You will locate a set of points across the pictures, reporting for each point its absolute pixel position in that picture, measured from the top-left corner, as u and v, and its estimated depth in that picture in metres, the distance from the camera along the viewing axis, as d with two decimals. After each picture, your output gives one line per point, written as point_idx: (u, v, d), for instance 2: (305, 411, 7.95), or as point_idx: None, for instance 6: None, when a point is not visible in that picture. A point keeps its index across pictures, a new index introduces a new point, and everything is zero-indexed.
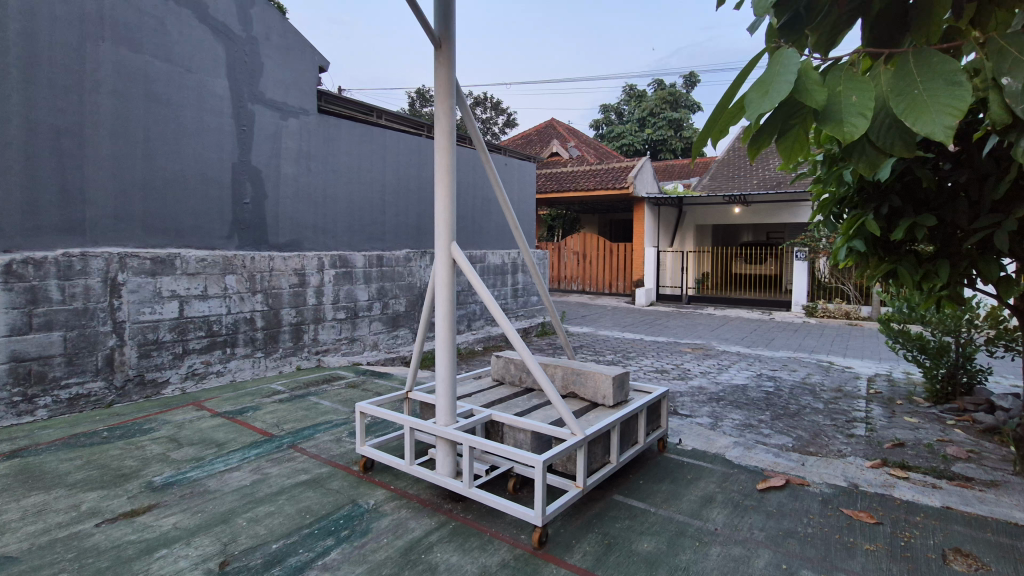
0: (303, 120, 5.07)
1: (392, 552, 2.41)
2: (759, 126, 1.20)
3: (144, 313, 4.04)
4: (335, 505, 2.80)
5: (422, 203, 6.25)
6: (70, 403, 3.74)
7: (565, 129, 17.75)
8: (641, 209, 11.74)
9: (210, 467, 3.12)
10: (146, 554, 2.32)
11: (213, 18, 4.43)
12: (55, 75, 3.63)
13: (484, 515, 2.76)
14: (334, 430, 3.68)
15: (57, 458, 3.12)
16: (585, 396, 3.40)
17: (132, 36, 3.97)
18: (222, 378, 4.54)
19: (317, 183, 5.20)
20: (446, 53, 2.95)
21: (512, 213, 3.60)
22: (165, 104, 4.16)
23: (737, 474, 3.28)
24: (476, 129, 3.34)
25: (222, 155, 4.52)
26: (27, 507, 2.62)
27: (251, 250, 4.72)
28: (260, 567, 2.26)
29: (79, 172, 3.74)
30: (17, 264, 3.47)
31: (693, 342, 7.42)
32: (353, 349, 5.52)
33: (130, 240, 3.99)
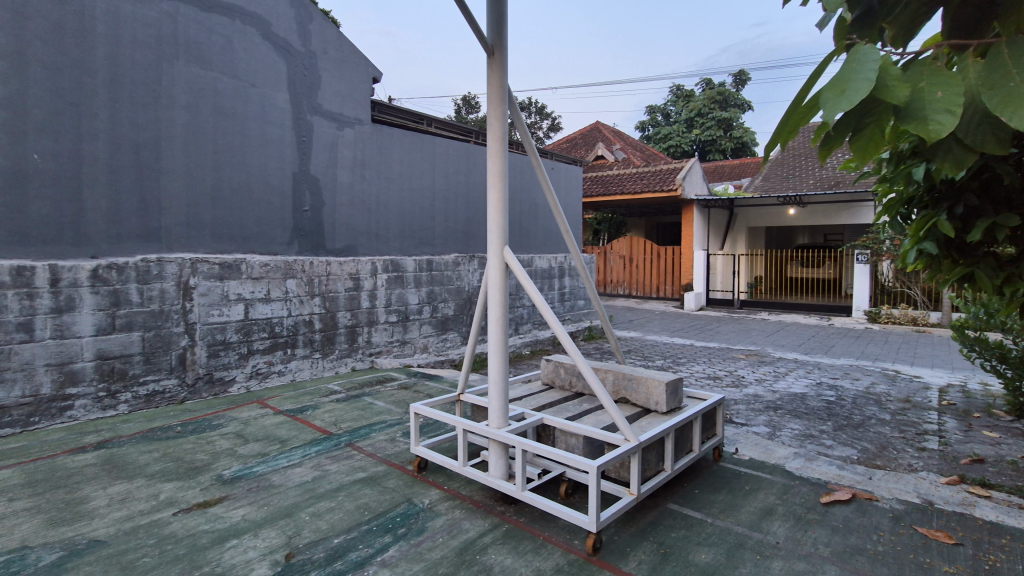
0: (358, 130, 5.26)
1: (447, 551, 2.45)
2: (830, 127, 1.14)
3: (214, 315, 4.28)
4: (391, 503, 2.87)
5: (470, 209, 6.34)
6: (148, 399, 4.00)
7: (610, 131, 17.60)
8: (690, 211, 11.47)
9: (275, 462, 3.27)
10: (219, 544, 2.46)
11: (275, 35, 4.67)
12: (138, 95, 3.92)
13: (537, 518, 2.76)
14: (388, 430, 3.78)
15: (137, 449, 3.35)
16: (638, 402, 3.35)
17: (203, 55, 4.24)
18: (283, 377, 4.75)
19: (370, 190, 5.36)
20: (499, 60, 2.99)
21: (564, 216, 3.59)
22: (232, 118, 4.41)
23: (799, 486, 3.15)
24: (527, 134, 3.36)
25: (284, 164, 4.74)
26: (113, 495, 2.83)
27: (310, 255, 4.92)
28: (323, 560, 2.35)
29: (157, 184, 4.01)
30: (103, 269, 3.75)
31: (747, 348, 7.17)
32: (404, 352, 5.65)
33: (200, 246, 4.26)
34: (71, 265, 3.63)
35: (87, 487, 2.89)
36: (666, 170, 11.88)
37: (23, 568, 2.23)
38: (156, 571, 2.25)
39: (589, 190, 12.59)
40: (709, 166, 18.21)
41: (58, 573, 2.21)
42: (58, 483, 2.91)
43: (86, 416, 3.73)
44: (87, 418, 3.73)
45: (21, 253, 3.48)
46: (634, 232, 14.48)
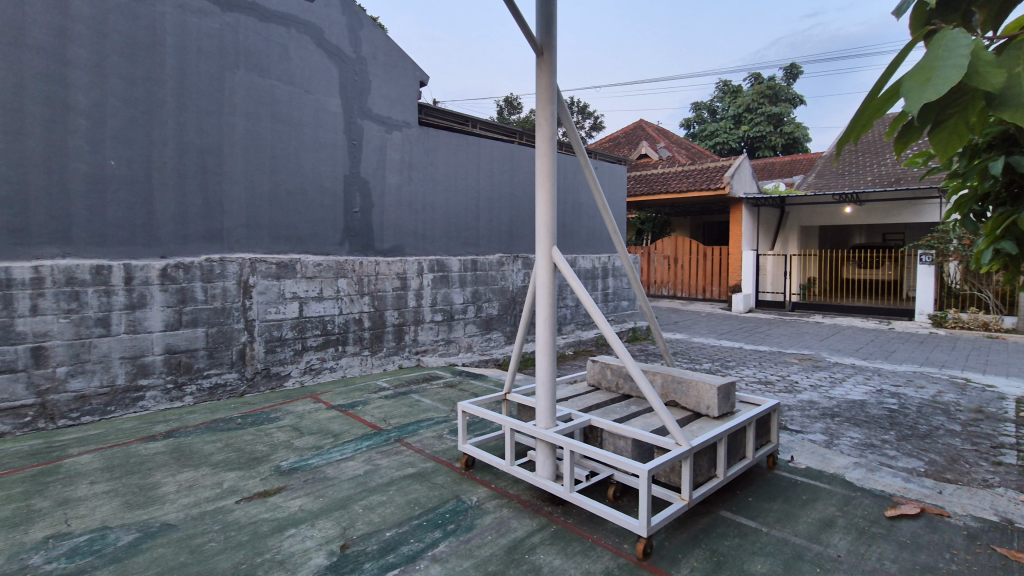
0: (406, 132, 5.37)
1: (496, 550, 2.46)
2: (907, 120, 1.08)
3: (271, 313, 4.47)
4: (440, 499, 2.92)
5: (514, 209, 6.36)
6: (211, 391, 4.21)
7: (652, 129, 17.16)
8: (739, 210, 11.13)
9: (328, 455, 3.38)
10: (279, 532, 2.56)
11: (328, 43, 4.83)
12: (202, 103, 4.14)
13: (585, 520, 2.74)
14: (436, 427, 3.84)
15: (202, 439, 3.54)
16: (688, 405, 3.27)
17: (262, 63, 4.43)
18: (334, 373, 4.89)
19: (417, 192, 5.46)
20: (548, 59, 2.99)
21: (612, 217, 3.55)
22: (288, 123, 4.59)
23: (861, 498, 2.99)
24: (575, 134, 3.34)
25: (335, 167, 4.88)
26: (181, 481, 2.99)
27: (359, 255, 5.06)
28: (376, 553, 2.41)
29: (219, 187, 4.23)
30: (171, 269, 3.98)
31: (800, 352, 6.88)
32: (449, 351, 5.72)
33: (259, 246, 4.45)
34: (143, 264, 3.86)
35: (158, 473, 3.07)
36: (713, 168, 11.56)
37: (105, 547, 2.40)
38: (221, 555, 2.37)
39: (632, 189, 12.40)
40: (758, 163, 17.55)
41: (135, 552, 2.36)
42: (133, 468, 3.11)
43: (156, 407, 3.96)
44: (156, 409, 3.96)
45: (100, 253, 3.74)
46: (678, 231, 14.16)
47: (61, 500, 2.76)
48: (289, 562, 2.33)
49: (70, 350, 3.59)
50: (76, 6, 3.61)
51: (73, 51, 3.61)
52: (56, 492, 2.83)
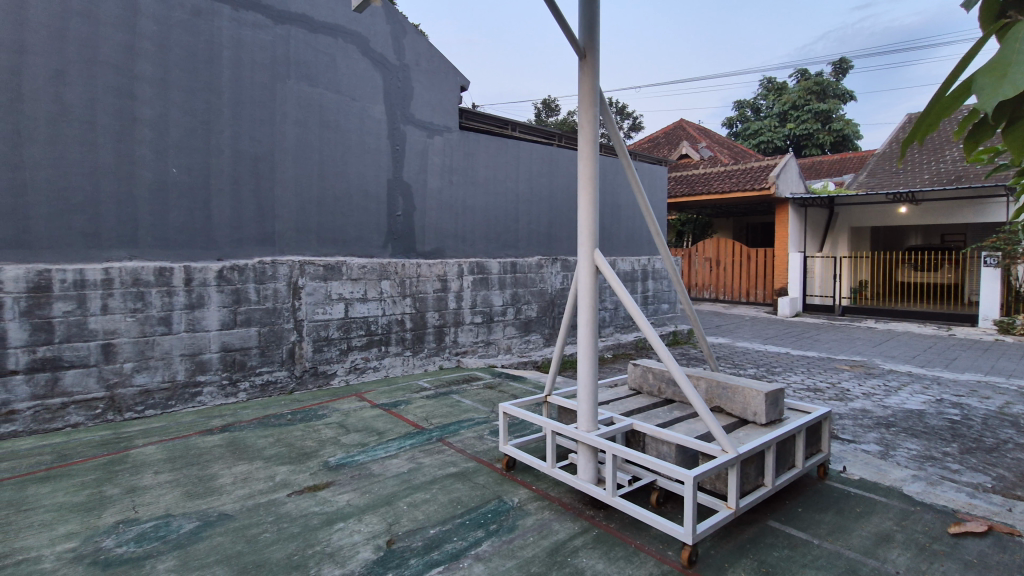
0: (447, 137, 5.47)
1: (539, 551, 2.47)
2: (979, 118, 1.04)
3: (318, 313, 4.62)
4: (482, 499, 2.95)
5: (553, 211, 6.36)
6: (263, 388, 4.39)
7: (694, 129, 16.74)
8: (785, 210, 10.78)
9: (374, 452, 3.47)
10: (328, 525, 2.65)
11: (373, 51, 4.97)
12: (255, 112, 4.33)
13: (628, 525, 2.71)
14: (477, 428, 3.89)
15: (256, 434, 3.70)
16: (733, 412, 3.19)
17: (311, 73, 4.60)
18: (377, 373, 5.01)
19: (457, 195, 5.55)
20: (590, 62, 2.99)
21: (655, 219, 3.51)
22: (335, 130, 4.74)
23: (920, 513, 2.85)
24: (617, 135, 3.33)
25: (379, 172, 5.01)
26: (236, 474, 3.14)
27: (402, 257, 5.17)
28: (421, 549, 2.46)
29: (271, 193, 4.41)
30: (227, 270, 4.18)
31: (851, 358, 6.59)
32: (489, 352, 5.77)
33: (308, 249, 4.62)
34: (201, 266, 4.07)
35: (216, 465, 3.23)
36: (757, 167, 11.24)
37: (169, 533, 2.54)
38: (275, 546, 2.47)
39: (673, 190, 12.19)
40: (805, 161, 16.91)
41: (196, 539, 2.49)
42: (192, 460, 3.28)
43: (212, 402, 4.17)
44: (213, 404, 4.16)
45: (163, 255, 3.96)
46: (720, 233, 13.82)
47: (130, 488, 2.94)
48: (338, 555, 2.40)
49: (135, 346, 3.82)
50: (143, 24, 3.85)
51: (140, 66, 3.85)
52: (125, 479, 3.02)
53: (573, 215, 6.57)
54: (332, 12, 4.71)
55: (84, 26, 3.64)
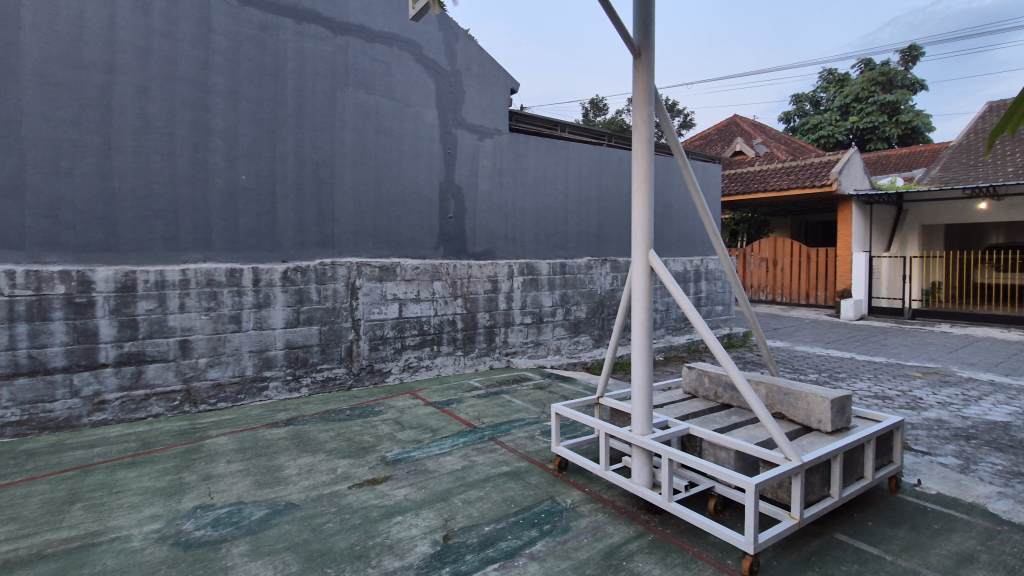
0: (497, 139, 5.53)
1: (594, 553, 2.46)
2: None
3: (374, 313, 4.78)
4: (535, 499, 2.96)
5: (602, 212, 6.31)
6: (323, 384, 4.58)
7: (748, 125, 16.15)
8: (847, 208, 10.20)
9: (428, 449, 3.56)
10: (387, 518, 2.74)
11: (426, 57, 5.09)
12: (316, 120, 4.53)
13: (685, 531, 2.65)
14: (528, 428, 3.91)
15: (318, 428, 3.86)
16: (796, 419, 3.06)
17: (368, 81, 4.77)
18: (430, 372, 5.12)
19: (507, 197, 5.60)
20: (645, 61, 2.95)
21: (712, 219, 3.42)
22: (390, 135, 4.89)
23: (1007, 533, 2.64)
24: (672, 134, 3.27)
25: (432, 175, 5.13)
26: (301, 465, 3.29)
27: (453, 259, 5.27)
28: (476, 546, 2.50)
29: (331, 197, 4.60)
30: (291, 272, 4.39)
31: (924, 365, 6.18)
32: (539, 353, 5.78)
33: (365, 251, 4.78)
34: (268, 268, 4.30)
35: (283, 457, 3.40)
36: (818, 164, 10.72)
37: (241, 519, 2.70)
38: (339, 536, 2.58)
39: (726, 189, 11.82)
40: (870, 156, 15.94)
41: (266, 526, 2.64)
42: (261, 451, 3.47)
43: (277, 396, 4.39)
44: (278, 398, 4.38)
45: (233, 257, 4.21)
46: (777, 232, 13.27)
47: (205, 475, 3.14)
48: (397, 547, 2.48)
49: (209, 343, 4.08)
50: (216, 40, 4.11)
51: (213, 80, 4.10)
52: (201, 467, 3.23)
53: (623, 215, 6.50)
54: (388, 21, 4.86)
55: (165, 45, 3.93)
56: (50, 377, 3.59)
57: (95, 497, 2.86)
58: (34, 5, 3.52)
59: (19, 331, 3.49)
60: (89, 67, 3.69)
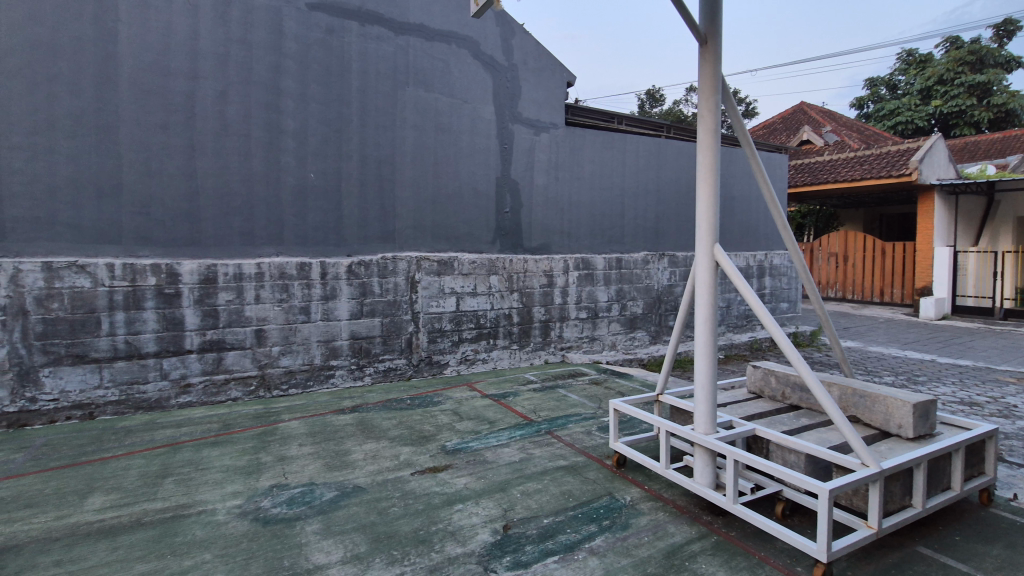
0: (553, 134, 5.51)
1: (655, 552, 2.43)
2: None
3: (433, 306, 4.90)
4: (594, 494, 2.96)
5: (659, 205, 6.16)
6: (385, 374, 4.74)
7: (817, 112, 15.30)
8: (929, 199, 9.53)
9: (486, 440, 3.62)
10: (448, 505, 2.82)
11: (484, 54, 5.14)
12: (379, 119, 4.67)
13: (750, 535, 2.57)
14: (585, 423, 3.90)
15: (381, 416, 4.01)
16: (873, 423, 2.90)
17: (428, 79, 4.87)
18: (486, 365, 5.19)
19: (563, 191, 5.58)
20: (712, 48, 2.86)
21: (781, 211, 3.27)
22: (448, 132, 4.98)
23: None
24: (740, 124, 3.15)
25: (489, 170, 5.18)
26: (367, 451, 3.43)
27: (509, 253, 5.31)
28: (536, 537, 2.53)
29: (392, 193, 4.74)
30: (355, 266, 4.57)
31: (1018, 370, 5.66)
32: (594, 348, 5.72)
33: (424, 245, 4.90)
34: (334, 262, 4.49)
35: (349, 442, 3.56)
36: (895, 152, 10.01)
37: (313, 499, 2.85)
38: (404, 519, 2.68)
39: (792, 181, 11.25)
40: (956, 142, 14.69)
41: (336, 507, 2.77)
42: (330, 435, 3.64)
43: (343, 384, 4.58)
44: (343, 386, 4.58)
45: (303, 251, 4.42)
46: (847, 226, 12.50)
47: (280, 456, 3.34)
48: (459, 534, 2.55)
49: (282, 332, 4.32)
50: (288, 45, 4.31)
51: (285, 83, 4.31)
52: (276, 449, 3.43)
53: (682, 209, 6.32)
54: (447, 19, 4.94)
55: (242, 51, 4.17)
56: (143, 361, 3.91)
57: (184, 472, 3.10)
58: (129, 20, 3.82)
59: (117, 319, 3.83)
60: (175, 74, 3.97)
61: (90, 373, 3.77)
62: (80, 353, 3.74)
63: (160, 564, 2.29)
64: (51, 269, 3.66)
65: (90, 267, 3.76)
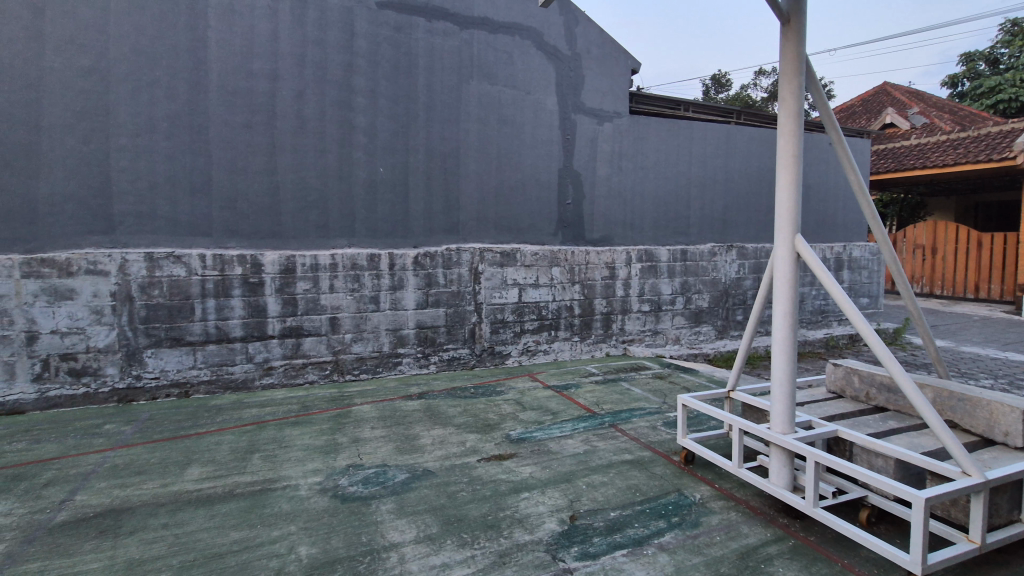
0: (617, 123, 5.41)
1: (728, 552, 2.37)
2: None
3: (496, 297, 4.96)
4: (662, 489, 2.91)
5: (728, 195, 5.93)
6: (449, 362, 4.86)
7: (903, 92, 14.14)
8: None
9: (550, 431, 3.65)
10: (515, 493, 2.87)
11: (548, 44, 5.10)
12: (444, 113, 4.76)
13: (831, 540, 2.46)
14: (649, 418, 3.84)
15: (447, 403, 4.13)
16: (974, 430, 2.68)
17: (491, 72, 4.90)
18: (548, 356, 5.21)
19: (626, 181, 5.47)
20: (795, 27, 2.70)
21: (869, 199, 3.06)
22: (511, 123, 4.99)
23: None
24: (825, 106, 2.96)
25: (552, 161, 5.16)
26: (434, 436, 3.54)
27: (572, 245, 5.28)
28: (604, 530, 2.53)
29: (457, 185, 4.82)
30: (421, 257, 4.69)
31: None
32: (657, 342, 5.61)
33: (487, 237, 4.97)
34: (402, 253, 4.63)
35: (418, 427, 3.69)
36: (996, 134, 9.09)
37: (386, 480, 2.98)
38: (473, 504, 2.76)
39: (875, 168, 10.46)
40: None
41: (408, 488, 2.89)
42: (399, 420, 3.79)
43: (410, 371, 4.74)
44: (410, 373, 4.74)
45: (373, 243, 4.60)
46: (936, 215, 11.53)
47: (354, 438, 3.51)
48: (527, 522, 2.59)
49: (353, 320, 4.52)
50: (359, 43, 4.46)
51: (356, 81, 4.47)
52: (350, 431, 3.61)
53: (752, 199, 6.05)
54: (511, 11, 4.94)
55: (317, 51, 4.35)
56: (231, 344, 4.21)
57: (269, 449, 3.33)
58: (217, 26, 4.08)
59: (208, 305, 4.13)
60: (258, 76, 4.21)
61: (185, 355, 4.10)
62: (177, 337, 4.07)
63: (252, 533, 2.48)
64: (152, 259, 4.00)
65: (185, 258, 4.07)
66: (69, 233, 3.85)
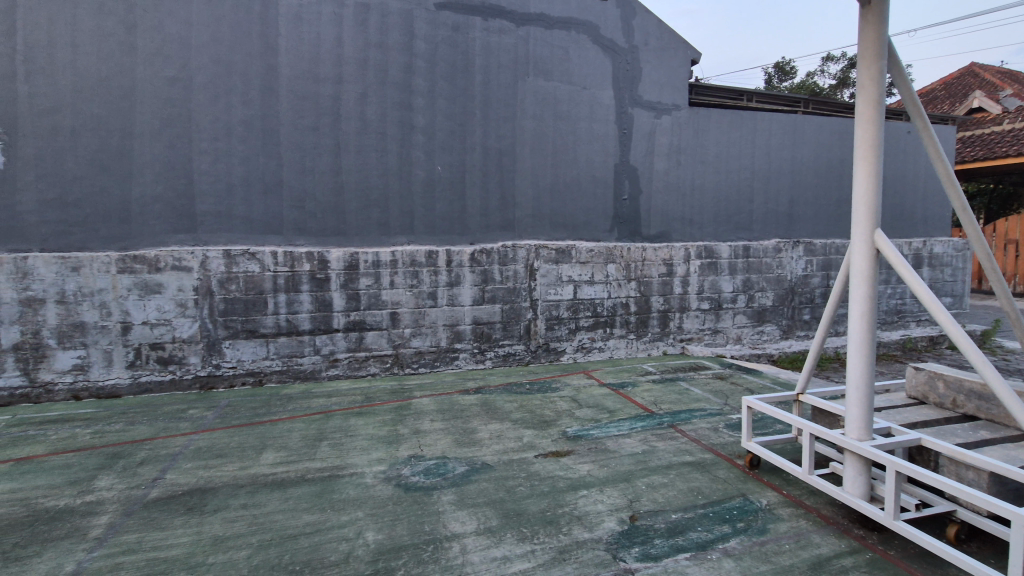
0: (675, 116, 5.27)
1: (799, 561, 2.28)
2: None
3: (551, 294, 4.96)
4: (725, 493, 2.83)
5: (794, 188, 5.65)
6: (505, 358, 4.91)
7: (994, 74, 12.96)
8: None
9: (607, 429, 3.62)
10: (573, 490, 2.87)
11: (604, 38, 5.03)
12: (500, 110, 4.79)
13: (913, 555, 2.31)
14: (710, 419, 3.74)
15: (503, 398, 4.18)
16: None
17: (547, 68, 4.88)
18: (603, 353, 5.16)
19: (685, 175, 5.33)
20: (876, 8, 2.53)
21: (959, 190, 2.83)
22: (567, 119, 4.96)
23: None
24: (909, 91, 2.76)
25: (608, 157, 5.10)
26: (492, 431, 3.59)
27: (627, 242, 5.20)
28: (665, 532, 2.49)
29: (512, 182, 4.85)
30: (477, 254, 4.76)
31: None
32: (716, 341, 5.44)
33: (543, 234, 4.97)
34: (459, 250, 4.71)
35: (475, 421, 3.76)
36: None
37: (447, 472, 3.06)
38: (531, 499, 2.78)
39: (961, 157, 9.66)
40: None
41: (468, 481, 2.95)
42: (457, 414, 3.87)
43: (466, 366, 4.83)
44: (466, 367, 4.83)
45: (432, 240, 4.70)
46: None
47: (415, 430, 3.62)
48: (586, 519, 2.59)
49: (412, 316, 4.65)
50: (418, 45, 4.56)
51: (415, 81, 4.58)
52: (411, 423, 3.72)
53: (821, 192, 5.74)
54: (567, 5, 4.91)
55: (378, 54, 4.48)
56: (300, 337, 4.43)
57: (336, 438, 3.48)
58: (287, 34, 4.29)
59: (280, 300, 4.37)
60: (324, 81, 4.39)
61: (259, 347, 4.36)
62: (252, 329, 4.33)
63: (323, 516, 2.61)
64: (229, 256, 4.26)
65: (259, 254, 4.31)
66: (158, 232, 4.17)
